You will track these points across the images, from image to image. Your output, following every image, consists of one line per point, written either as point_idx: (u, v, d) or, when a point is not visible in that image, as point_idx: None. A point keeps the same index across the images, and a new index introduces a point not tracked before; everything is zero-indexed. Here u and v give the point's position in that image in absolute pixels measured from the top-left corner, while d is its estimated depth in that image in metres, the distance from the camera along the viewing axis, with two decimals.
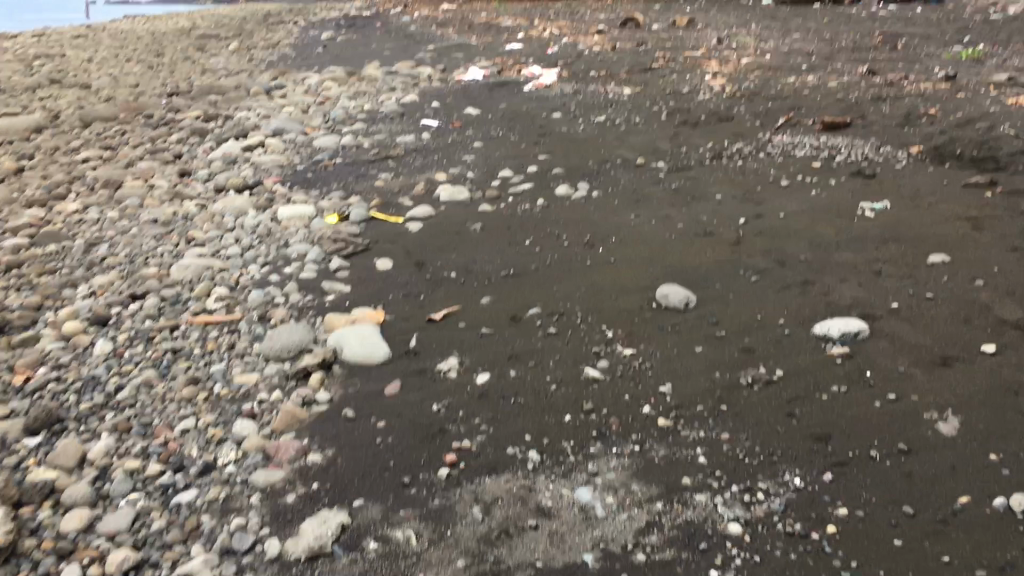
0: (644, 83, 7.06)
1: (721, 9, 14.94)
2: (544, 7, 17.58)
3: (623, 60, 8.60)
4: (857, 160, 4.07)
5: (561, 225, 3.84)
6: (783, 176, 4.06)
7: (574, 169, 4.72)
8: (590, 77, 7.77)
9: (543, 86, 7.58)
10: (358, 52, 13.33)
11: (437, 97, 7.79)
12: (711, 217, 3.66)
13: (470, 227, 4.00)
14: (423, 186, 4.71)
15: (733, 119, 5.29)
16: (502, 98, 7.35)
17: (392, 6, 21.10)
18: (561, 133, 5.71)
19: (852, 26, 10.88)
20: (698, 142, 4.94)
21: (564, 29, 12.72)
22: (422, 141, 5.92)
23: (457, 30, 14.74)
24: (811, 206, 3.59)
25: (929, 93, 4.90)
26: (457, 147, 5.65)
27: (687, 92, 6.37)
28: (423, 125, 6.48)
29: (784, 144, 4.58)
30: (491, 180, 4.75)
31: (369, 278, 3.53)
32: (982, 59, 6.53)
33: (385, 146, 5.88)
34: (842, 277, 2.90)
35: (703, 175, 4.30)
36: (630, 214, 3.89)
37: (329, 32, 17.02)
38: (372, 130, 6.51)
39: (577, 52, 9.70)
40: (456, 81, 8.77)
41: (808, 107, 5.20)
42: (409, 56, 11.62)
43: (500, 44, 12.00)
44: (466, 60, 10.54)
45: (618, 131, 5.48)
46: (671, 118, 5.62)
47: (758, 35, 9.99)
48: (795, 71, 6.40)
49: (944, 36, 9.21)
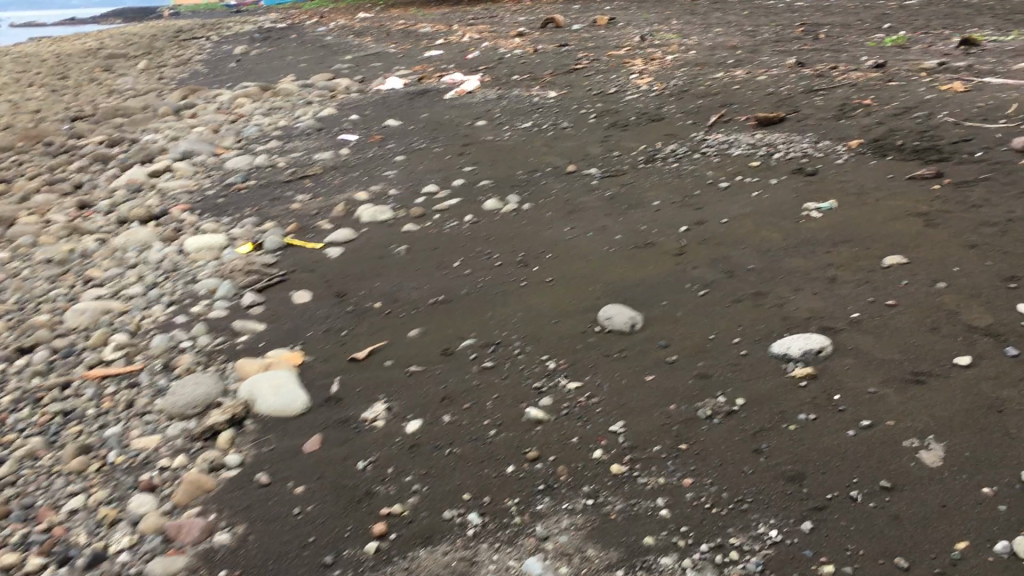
0: (569, 85, 6.86)
1: (640, 6, 14.90)
2: (462, 11, 17.35)
3: (546, 62, 8.40)
4: (796, 157, 3.92)
5: (492, 243, 3.60)
6: (721, 178, 3.88)
7: (502, 180, 4.49)
8: (513, 82, 7.55)
9: (466, 93, 7.34)
10: (273, 65, 12.92)
11: (356, 109, 7.49)
12: (650, 226, 3.46)
13: (394, 250, 3.74)
14: (342, 207, 4.43)
15: (663, 119, 5.11)
16: (424, 107, 7.08)
17: (307, 17, 20.65)
18: (486, 141, 5.47)
19: (772, 18, 10.87)
20: (629, 145, 4.75)
21: (485, 33, 12.52)
22: (341, 157, 5.62)
23: (375, 39, 14.41)
24: (754, 209, 3.41)
25: (861, 83, 4.78)
26: (378, 162, 5.37)
27: (614, 92, 6.18)
28: (342, 139, 6.18)
29: (719, 144, 4.41)
30: (414, 196, 4.47)
31: (285, 313, 3.23)
32: (907, 46, 6.48)
33: (301, 165, 5.56)
34: (795, 287, 2.70)
35: (637, 181, 4.10)
36: (564, 226, 3.67)
37: (242, 46, 16.54)
38: (288, 148, 6.18)
39: (498, 56, 9.47)
40: (375, 91, 8.47)
41: (739, 102, 5.05)
42: (326, 68, 11.27)
43: (419, 51, 11.72)
44: (384, 70, 10.24)
45: (546, 137, 5.26)
46: (600, 120, 5.42)
47: (680, 31, 9.89)
48: (721, 66, 6.27)
49: (863, 24, 9.22)
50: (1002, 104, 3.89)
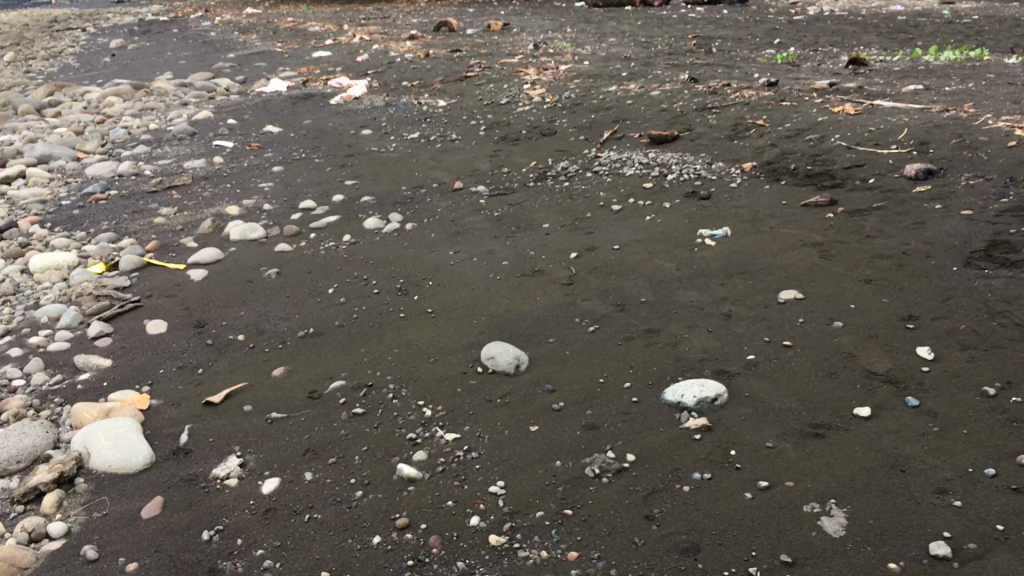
0: (460, 94, 6.66)
1: (534, 13, 14.85)
2: (354, 11, 16.96)
3: (437, 68, 8.18)
4: (689, 179, 3.81)
5: (371, 268, 3.35)
6: (612, 200, 3.74)
7: (385, 197, 4.25)
8: (403, 89, 7.30)
9: (353, 98, 7.06)
10: (152, 61, 12.30)
11: (236, 113, 7.11)
12: (539, 252, 3.28)
13: (264, 273, 3.45)
14: (211, 223, 4.11)
15: (555, 134, 4.96)
16: (307, 113, 6.76)
17: (191, 10, 19.87)
18: (371, 152, 5.22)
19: (663, 30, 10.93)
20: (519, 161, 4.58)
21: (375, 35, 12.21)
22: (215, 166, 5.27)
23: (262, 37, 13.90)
24: (646, 236, 3.27)
25: (753, 102, 4.73)
26: (254, 173, 5.04)
27: (505, 103, 6.01)
28: (217, 146, 5.82)
29: (611, 163, 4.28)
30: (290, 213, 4.19)
31: (136, 347, 2.92)
32: (795, 64, 6.53)
33: (170, 174, 5.18)
34: (688, 324, 2.56)
35: (526, 201, 3.92)
36: (448, 250, 3.46)
37: (120, 39, 15.74)
38: (158, 154, 5.78)
39: (388, 61, 9.19)
40: (258, 94, 8.08)
41: (632, 119, 4.94)
42: (207, 67, 10.76)
43: (307, 52, 11.34)
44: (269, 70, 9.83)
45: (434, 150, 5.04)
46: (490, 133, 5.23)
47: (574, 40, 9.81)
48: (613, 79, 6.17)
49: (753, 39, 9.34)
50: (891, 129, 3.88)
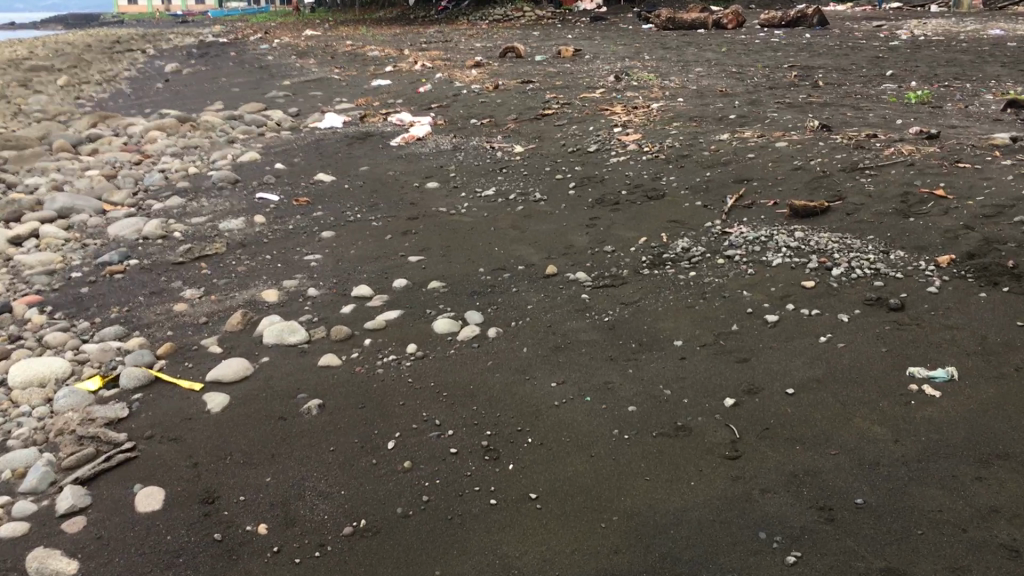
0: (538, 138, 5.79)
1: (603, 36, 13.99)
2: (414, 33, 16.27)
3: (508, 103, 7.33)
4: (864, 275, 2.87)
5: (445, 406, 2.47)
6: (763, 304, 2.80)
7: (460, 283, 3.38)
8: (471, 128, 6.46)
9: (415, 140, 6.24)
10: (202, 88, 11.66)
11: (284, 156, 6.31)
12: (678, 392, 2.36)
13: (302, 404, 2.59)
14: (240, 314, 3.26)
15: (663, 199, 4.05)
16: (364, 157, 5.94)
17: (250, 32, 19.42)
18: (439, 213, 4.38)
19: (753, 58, 9.98)
20: (624, 235, 3.67)
21: (436, 62, 11.45)
22: (254, 229, 4.45)
23: (318, 62, 13.23)
24: (830, 372, 2.33)
25: (918, 161, 3.78)
26: (299, 241, 4.21)
27: (594, 153, 5.13)
28: (259, 201, 5.01)
29: (747, 242, 3.35)
30: (339, 304, 3.33)
31: (116, 534, 2.05)
32: (935, 105, 5.55)
33: (202, 239, 4.37)
34: (950, 567, 1.62)
35: (643, 298, 3.01)
36: (549, 377, 2.56)
37: (174, 63, 15.22)
38: (193, 210, 4.98)
39: (452, 93, 8.37)
40: (310, 131, 7.30)
41: (760, 180, 4.01)
42: (258, 96, 10.07)
43: (364, 80, 10.61)
44: (324, 102, 9.06)
45: (514, 214, 4.16)
46: (582, 193, 4.34)
47: (657, 70, 8.91)
48: (721, 123, 5.26)
49: (860, 70, 8.37)
50: None
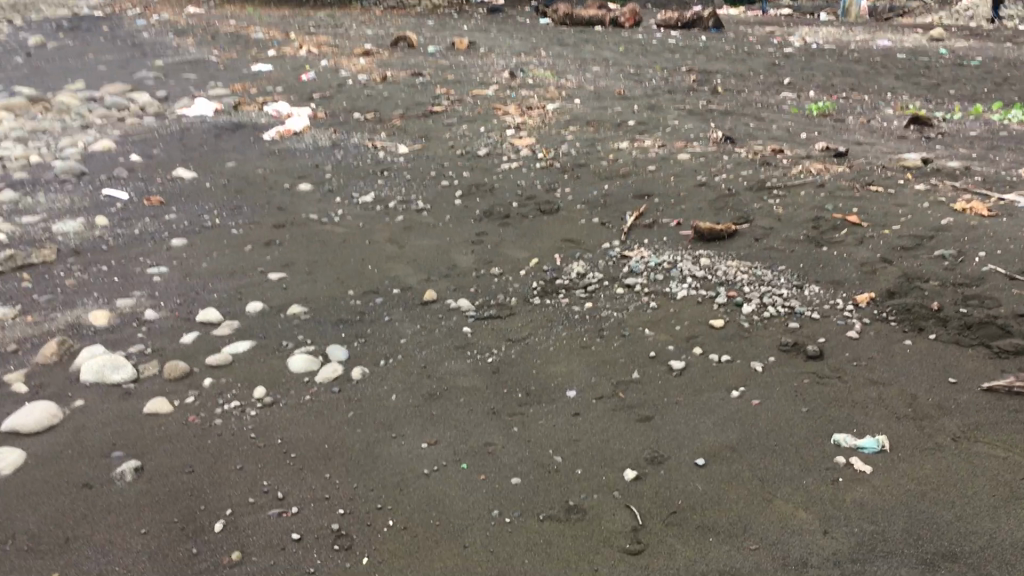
0: (425, 138, 5.38)
1: (500, 29, 13.63)
2: (302, 17, 15.58)
3: (396, 97, 6.88)
4: (778, 314, 2.57)
5: (291, 473, 2.04)
6: (667, 347, 2.48)
7: (326, 309, 2.95)
8: (353, 123, 6.00)
9: (291, 134, 5.74)
10: (65, 65, 10.77)
11: (142, 146, 5.70)
12: (570, 460, 1.99)
13: (116, 467, 2.11)
14: (56, 342, 2.74)
15: (557, 214, 3.71)
16: (233, 151, 5.40)
17: (128, 5, 18.28)
18: (311, 221, 3.92)
19: (651, 59, 9.79)
20: (513, 255, 3.31)
21: (324, 47, 10.88)
22: (95, 234, 3.90)
23: (197, 41, 12.44)
24: (745, 438, 2.00)
25: (827, 182, 3.55)
26: (145, 249, 3.69)
27: (485, 158, 4.76)
28: (105, 199, 4.43)
29: (649, 270, 3.03)
30: (180, 332, 2.85)
31: None
32: (836, 119, 5.39)
33: (30, 243, 3.79)
34: None
35: (532, 334, 2.64)
36: (420, 437, 2.16)
37: (39, 36, 14.13)
38: (26, 207, 4.37)
39: (337, 83, 7.86)
40: (177, 119, 6.69)
41: (662, 197, 3.71)
42: (127, 76, 9.31)
43: (245, 64, 9.97)
44: (197, 86, 8.41)
45: (393, 226, 3.75)
46: (469, 204, 3.96)
47: (554, 68, 8.60)
48: (619, 130, 4.96)
49: (758, 77, 8.26)
50: None
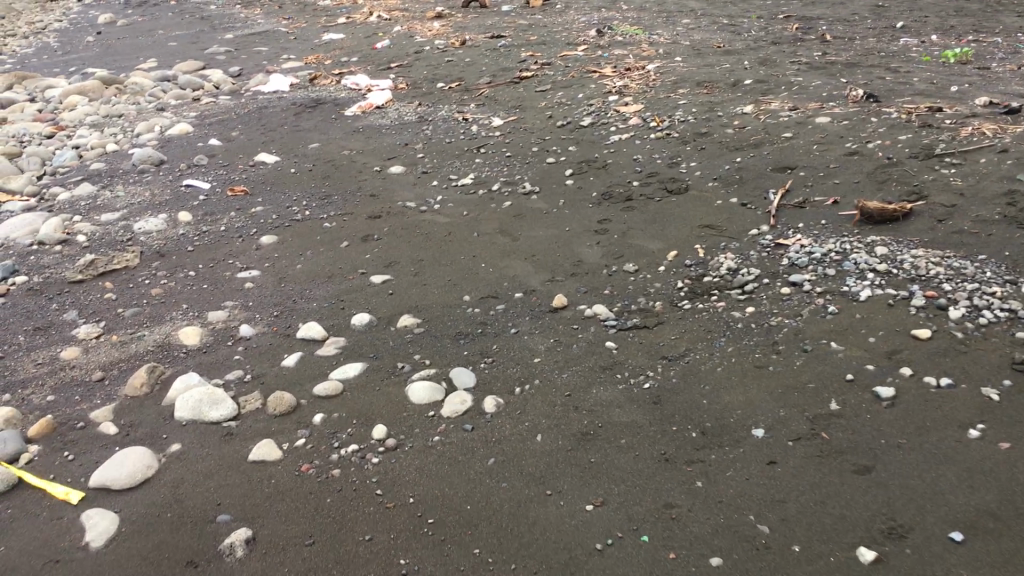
0: (518, 107, 4.96)
1: None
2: None
3: (478, 62, 6.45)
4: (997, 323, 2.12)
5: (434, 547, 1.68)
6: (865, 367, 2.04)
7: (442, 321, 2.58)
8: (437, 95, 5.60)
9: (373, 109, 5.38)
10: (134, 43, 10.56)
11: (219, 128, 5.39)
12: (782, 532, 1.59)
13: (223, 537, 1.77)
14: (144, 370, 2.41)
15: (687, 194, 3.26)
16: (315, 131, 5.06)
17: None
18: (409, 210, 3.55)
19: (742, 6, 9.15)
20: (646, 246, 2.89)
21: (394, 12, 10.47)
22: (178, 232, 3.59)
23: (264, 12, 12.12)
24: (1004, 504, 1.59)
25: (1009, 147, 3.04)
26: (233, 249, 3.36)
27: (589, 128, 4.32)
28: (187, 191, 4.12)
29: (814, 263, 2.58)
30: (280, 354, 2.51)
31: None
32: (978, 66, 4.80)
33: (111, 246, 3.49)
34: None
35: (691, 351, 2.23)
36: (581, 495, 1.77)
37: (109, 13, 14.01)
38: (105, 203, 4.09)
39: (414, 50, 7.46)
40: (252, 97, 6.37)
41: (808, 169, 3.24)
42: (197, 53, 9.04)
43: (315, 33, 9.62)
44: (269, 60, 8.09)
45: (501, 214, 3.35)
46: (582, 184, 3.54)
47: (641, 23, 8.04)
48: (737, 90, 4.47)
49: (865, 21, 7.60)
50: None
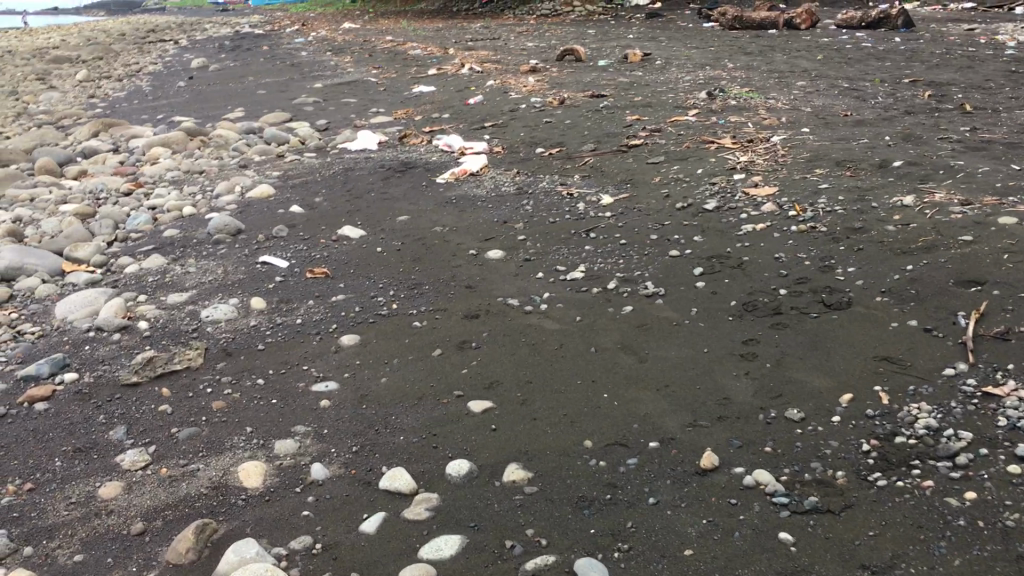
0: (630, 181, 4.47)
1: (669, 37, 12.60)
2: (460, 29, 15.02)
3: (580, 125, 6.00)
4: None
5: None
6: None
7: (560, 478, 2.07)
8: (537, 162, 5.16)
9: (467, 177, 4.96)
10: (225, 90, 10.46)
11: (302, 192, 5.03)
12: None
13: None
14: (192, 529, 1.94)
15: (850, 310, 2.70)
16: (404, 201, 4.64)
17: (286, 23, 18.30)
18: (511, 309, 3.07)
19: (858, 68, 8.57)
20: (810, 382, 2.33)
21: (487, 64, 10.16)
22: (250, 324, 3.17)
23: (356, 60, 11.97)
24: None
25: None
26: (308, 350, 2.92)
27: (715, 213, 3.79)
28: (262, 270, 3.72)
29: None
30: (359, 511, 2.01)
31: None
32: None
33: (174, 338, 3.08)
34: None
35: (903, 562, 1.67)
36: None
37: (202, 57, 14.07)
38: (175, 279, 3.72)
39: (509, 108, 7.05)
40: (339, 155, 6.03)
41: (1003, 286, 2.66)
42: (286, 102, 8.83)
43: (406, 84, 9.35)
44: (358, 113, 7.79)
45: (622, 322, 2.84)
46: (716, 287, 3.00)
47: (752, 84, 7.53)
48: (887, 173, 3.90)
49: (1002, 88, 6.95)
50: None
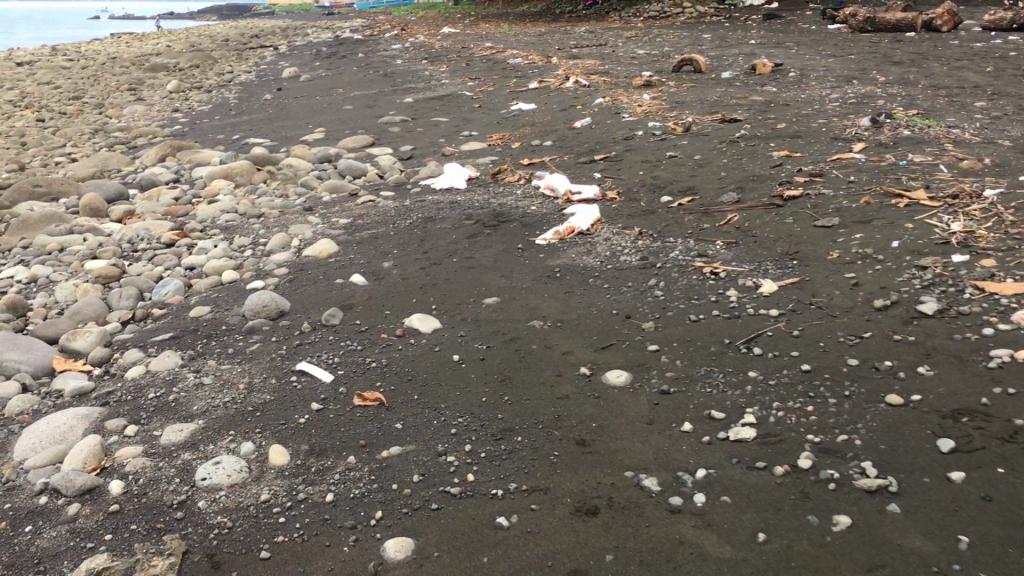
0: (796, 255, 3.32)
1: (797, 42, 11.23)
2: (563, 33, 13.93)
3: (714, 162, 4.86)
4: None
5: None
6: None
7: None
8: (664, 216, 4.05)
9: (574, 237, 3.89)
10: (312, 104, 9.67)
11: (370, 252, 4.05)
12: None
13: None
14: None
15: None
16: (495, 271, 3.60)
17: (386, 28, 17.58)
18: (648, 503, 1.97)
19: None
20: None
21: (594, 76, 9.06)
22: (262, 496, 2.17)
23: (451, 70, 11.03)
24: None
25: None
26: (334, 566, 1.88)
27: (938, 320, 2.61)
28: (298, 389, 2.73)
29: None
30: None
31: None
32: None
33: (148, 522, 2.10)
34: None
35: None
36: None
37: (294, 66, 13.41)
38: (183, 395, 2.76)
39: (623, 135, 5.94)
40: (420, 196, 5.04)
41: None
42: (372, 121, 7.93)
43: (505, 100, 8.34)
44: (446, 137, 6.79)
45: (839, 556, 1.71)
46: (988, 488, 1.84)
47: (918, 105, 6.22)
48: None
49: None
50: None
